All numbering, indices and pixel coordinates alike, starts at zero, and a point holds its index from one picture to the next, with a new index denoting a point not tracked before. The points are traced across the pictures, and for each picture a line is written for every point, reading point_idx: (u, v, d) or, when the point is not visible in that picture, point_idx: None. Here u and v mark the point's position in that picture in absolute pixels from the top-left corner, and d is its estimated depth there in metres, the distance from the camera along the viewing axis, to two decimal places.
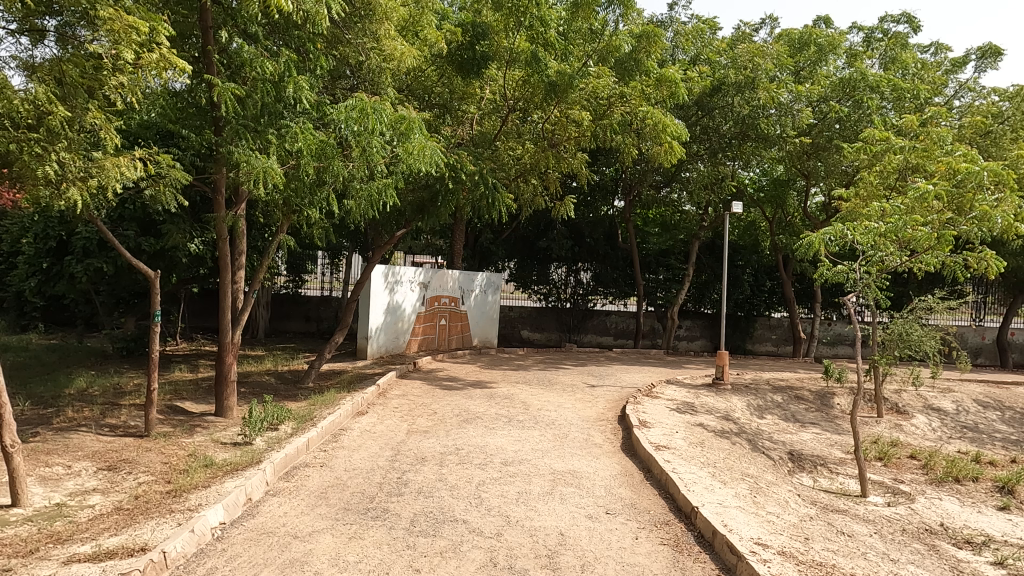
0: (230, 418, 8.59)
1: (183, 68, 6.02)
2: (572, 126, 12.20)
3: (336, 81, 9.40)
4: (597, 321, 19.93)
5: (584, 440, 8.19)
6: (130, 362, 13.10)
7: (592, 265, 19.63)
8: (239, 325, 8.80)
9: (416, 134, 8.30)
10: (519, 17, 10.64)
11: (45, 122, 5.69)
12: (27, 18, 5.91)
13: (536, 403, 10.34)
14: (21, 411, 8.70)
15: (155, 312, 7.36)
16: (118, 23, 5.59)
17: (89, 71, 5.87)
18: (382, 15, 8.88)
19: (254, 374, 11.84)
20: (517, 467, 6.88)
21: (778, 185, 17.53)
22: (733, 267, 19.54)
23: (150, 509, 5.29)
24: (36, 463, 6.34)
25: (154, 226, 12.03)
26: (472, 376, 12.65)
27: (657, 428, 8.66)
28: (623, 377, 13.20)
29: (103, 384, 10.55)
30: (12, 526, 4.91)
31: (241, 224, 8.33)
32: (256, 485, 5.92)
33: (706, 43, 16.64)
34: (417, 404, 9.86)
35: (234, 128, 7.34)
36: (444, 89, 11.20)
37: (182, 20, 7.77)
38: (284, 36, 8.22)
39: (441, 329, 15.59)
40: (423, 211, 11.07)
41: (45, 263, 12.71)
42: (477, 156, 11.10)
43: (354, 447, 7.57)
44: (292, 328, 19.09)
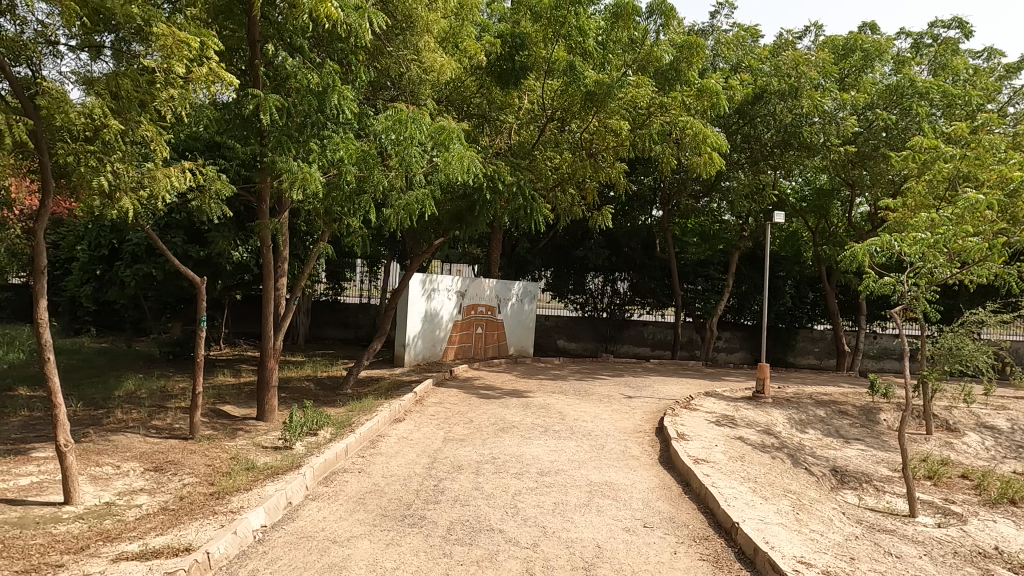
0: (270, 422, 8.76)
1: (229, 81, 6.23)
2: (610, 136, 12.33)
3: (378, 92, 9.47)
4: (634, 330, 19.86)
5: (621, 452, 8.11)
6: (175, 366, 13.49)
7: (629, 275, 19.53)
8: (281, 331, 8.97)
9: (455, 143, 8.54)
10: (558, 27, 10.93)
11: (102, 135, 5.75)
12: (87, 34, 5.98)
13: (572, 413, 10.28)
14: (73, 411, 9.02)
15: (201, 317, 7.55)
16: (171, 39, 5.79)
17: (143, 85, 5.98)
18: (424, 27, 9.00)
19: (294, 379, 12.06)
20: (553, 478, 6.84)
21: (822, 194, 17.20)
22: (775, 278, 19.10)
23: (193, 510, 5.42)
24: (87, 462, 6.56)
25: (200, 235, 12.39)
26: (509, 385, 12.64)
27: (696, 441, 8.51)
28: (661, 389, 13.03)
29: (150, 387, 10.87)
30: (64, 524, 5.07)
31: (284, 231, 8.52)
32: (297, 489, 6.02)
33: (748, 51, 16.33)
34: (454, 413, 9.90)
35: (277, 138, 7.55)
36: (483, 100, 11.35)
37: (231, 35, 8.07)
38: (328, 49, 8.41)
39: (478, 337, 15.64)
40: (460, 220, 11.19)
41: (97, 270, 13.21)
42: (516, 167, 11.10)
43: (391, 453, 7.65)
44: (330, 335, 19.43)
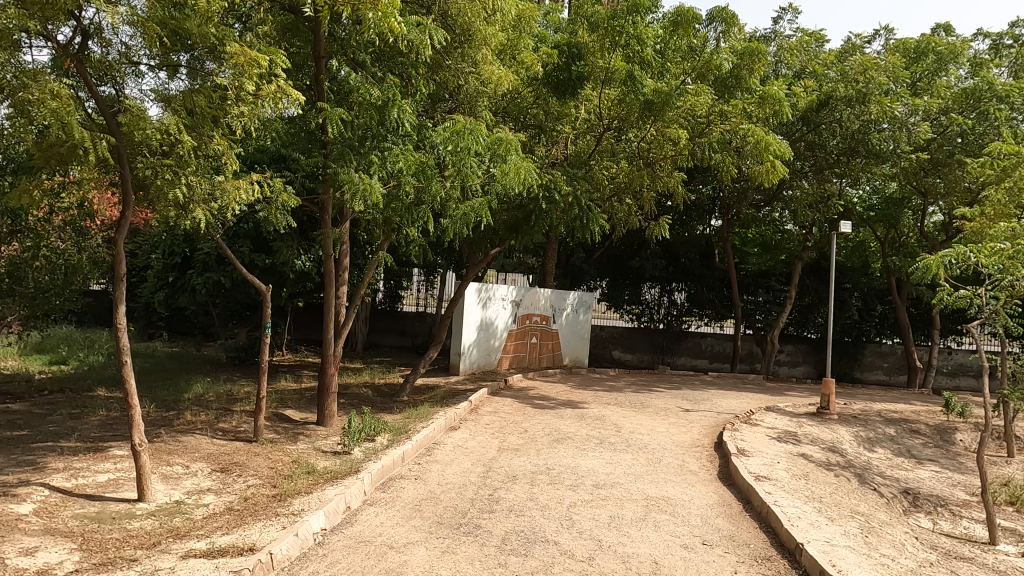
0: (330, 427, 8.96)
1: (296, 97, 6.48)
2: (668, 145, 12.04)
3: (436, 105, 9.69)
4: (691, 342, 19.45)
5: (679, 466, 7.95)
6: (240, 371, 14.00)
7: (687, 285, 19.22)
8: (341, 338, 9.20)
9: (513, 154, 8.63)
10: (615, 36, 10.85)
11: (177, 149, 5.99)
12: (166, 55, 6.24)
13: (628, 425, 10.14)
14: (147, 412, 9.45)
15: (266, 324, 7.79)
16: (242, 57, 6.06)
17: (215, 101, 6.24)
18: (482, 40, 9.08)
19: (353, 386, 12.30)
20: (608, 491, 6.76)
21: (891, 203, 16.51)
22: (840, 290, 18.47)
23: (257, 512, 5.59)
24: (159, 462, 6.86)
25: (265, 244, 12.84)
26: (563, 396, 12.57)
27: (757, 457, 8.26)
28: (719, 402, 12.72)
29: (218, 391, 11.30)
30: (138, 520, 5.31)
31: (345, 241, 8.74)
32: (355, 494, 6.14)
33: (812, 56, 15.91)
34: (509, 422, 9.91)
35: (340, 150, 7.75)
36: (540, 111, 11.24)
37: (297, 52, 8.32)
38: (390, 64, 8.68)
39: (532, 347, 15.65)
40: (516, 231, 11.19)
41: (170, 277, 13.85)
42: (573, 177, 11.12)
43: (447, 461, 7.71)
44: (387, 342, 19.78)
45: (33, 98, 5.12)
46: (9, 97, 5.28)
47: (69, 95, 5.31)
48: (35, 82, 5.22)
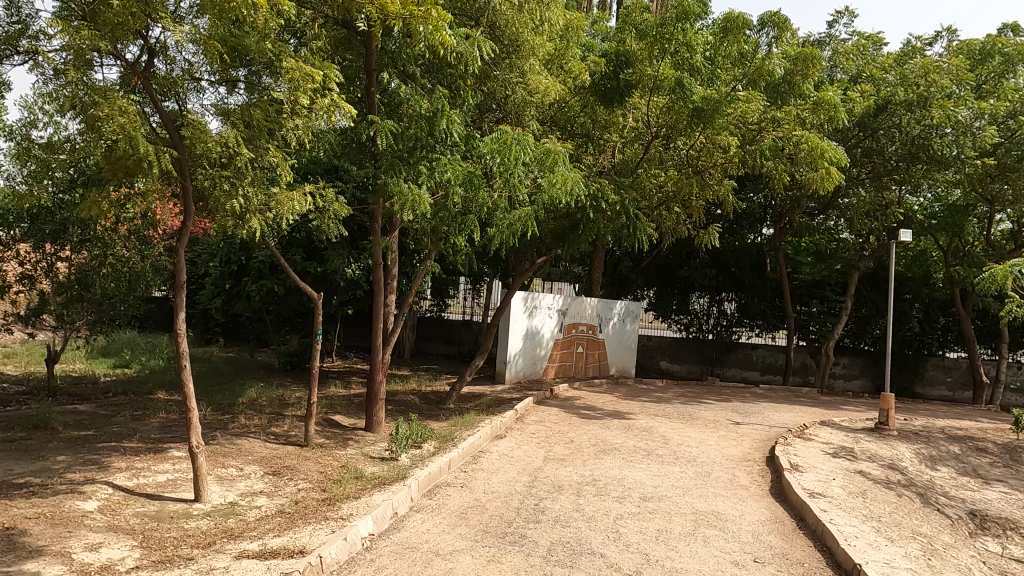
0: (378, 433, 9.10)
1: (348, 109, 6.66)
2: (719, 153, 11.79)
3: (483, 115, 9.67)
4: (741, 353, 19.01)
5: (729, 481, 7.76)
6: (292, 376, 14.36)
7: (737, 295, 18.86)
8: (390, 345, 9.34)
9: (560, 166, 8.64)
10: (665, 44, 10.73)
11: (235, 161, 6.19)
12: (226, 70, 6.43)
13: (676, 437, 9.98)
14: (204, 415, 9.78)
15: (318, 331, 7.98)
16: (298, 72, 6.26)
17: (272, 115, 6.41)
18: (529, 50, 9.14)
19: (400, 393, 12.46)
20: (656, 504, 6.64)
21: (955, 211, 15.84)
22: (899, 301, 17.81)
23: (308, 515, 5.71)
24: (215, 463, 7.08)
25: (317, 252, 13.15)
26: (610, 406, 12.44)
27: (811, 473, 8.01)
28: (772, 416, 12.37)
29: (270, 395, 11.61)
30: (195, 520, 5.49)
31: (394, 250, 8.89)
32: (402, 500, 6.21)
33: (869, 60, 15.48)
34: (555, 432, 9.87)
35: (390, 161, 7.91)
36: (587, 119, 11.52)
37: (349, 65, 8.47)
38: (439, 75, 8.81)
39: (579, 356, 15.57)
40: (562, 239, 11.20)
41: (227, 284, 14.32)
42: (621, 186, 11.06)
43: (493, 470, 7.73)
44: (434, 350, 19.98)
45: (102, 114, 5.36)
46: (80, 112, 5.51)
47: (137, 111, 5.57)
48: (105, 98, 5.48)
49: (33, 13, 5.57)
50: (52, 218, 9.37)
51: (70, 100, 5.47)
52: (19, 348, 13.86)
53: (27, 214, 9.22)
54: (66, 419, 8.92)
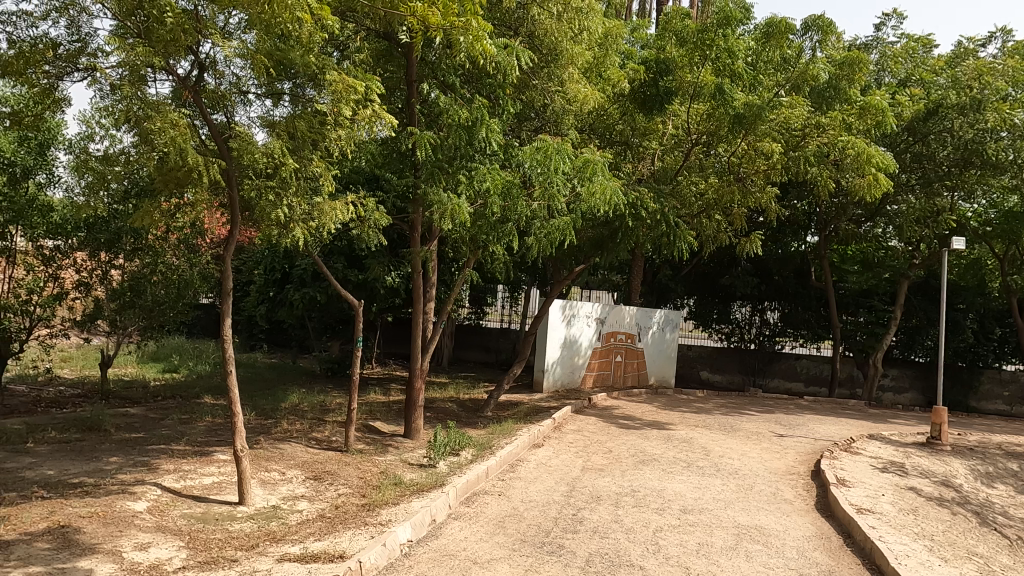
0: (416, 440, 9.18)
1: (389, 120, 6.76)
2: (761, 159, 11.57)
3: (522, 124, 9.68)
4: (785, 364, 18.52)
5: (772, 494, 7.58)
6: (333, 382, 14.60)
7: (780, 304, 18.52)
8: (428, 352, 9.41)
9: (599, 175, 8.62)
10: (706, 50, 10.75)
11: (280, 171, 6.33)
12: (272, 84, 6.58)
13: (717, 449, 9.80)
14: (248, 419, 10.01)
15: (358, 337, 8.10)
16: (341, 84, 6.46)
17: (315, 126, 6.54)
18: (568, 59, 9.15)
19: (439, 400, 12.54)
20: (697, 516, 6.53)
21: (1011, 217, 15.23)
22: (952, 310, 17.21)
23: (347, 520, 5.78)
24: (258, 467, 7.24)
25: (358, 260, 13.35)
26: (649, 416, 12.29)
27: (859, 488, 7.77)
28: (817, 429, 12.04)
29: (312, 401, 11.82)
30: (239, 522, 5.62)
31: (433, 258, 8.97)
32: (440, 507, 6.24)
33: (918, 63, 15.05)
34: (593, 441, 9.80)
35: (430, 170, 8.01)
36: (627, 127, 11.31)
37: (391, 77, 8.69)
38: (478, 85, 8.88)
39: (617, 365, 15.44)
40: (601, 247, 11.16)
41: (271, 292, 14.66)
42: (660, 194, 10.97)
43: (530, 478, 7.71)
44: (472, 358, 20.05)
45: (156, 127, 5.57)
46: (134, 126, 5.72)
47: (187, 124, 5.77)
48: (158, 112, 5.68)
49: (92, 32, 5.82)
50: (108, 226, 9.72)
51: (124, 114, 5.67)
52: (75, 353, 14.43)
53: (84, 223, 9.55)
54: (118, 422, 9.23)
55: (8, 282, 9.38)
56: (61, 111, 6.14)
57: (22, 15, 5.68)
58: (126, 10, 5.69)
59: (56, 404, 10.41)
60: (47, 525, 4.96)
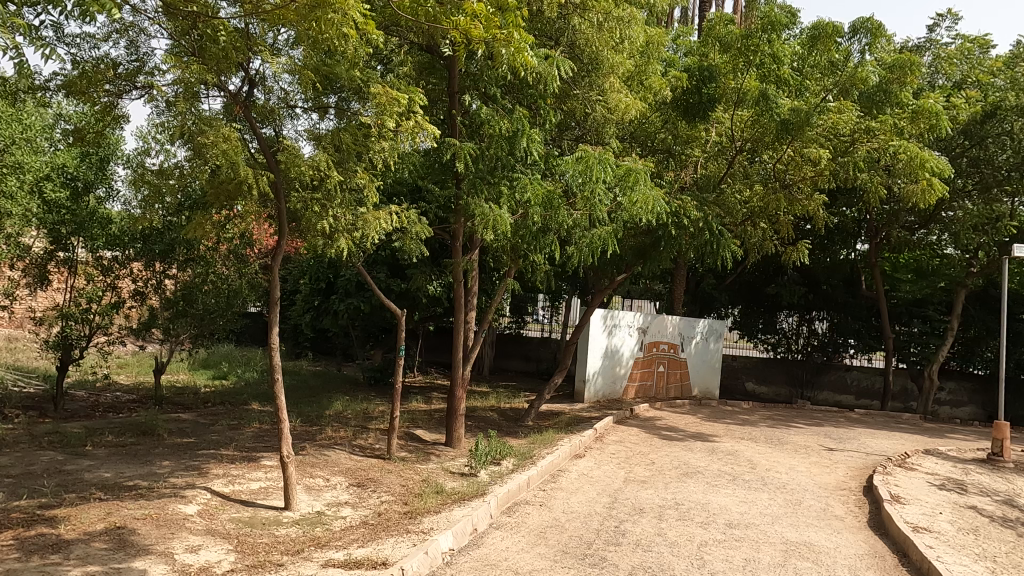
0: (458, 448, 9.21)
1: (431, 131, 6.89)
2: (808, 166, 11.44)
3: (563, 133, 9.74)
4: (835, 375, 17.98)
5: (822, 510, 7.36)
6: (376, 390, 14.80)
7: (829, 314, 17.99)
8: (469, 361, 9.45)
9: (641, 184, 8.56)
10: (749, 56, 10.70)
11: (325, 183, 6.47)
12: (319, 98, 6.73)
13: (764, 462, 9.56)
14: (294, 426, 10.21)
15: (399, 346, 8.16)
16: (384, 97, 6.56)
17: (360, 139, 6.65)
18: (609, 68, 9.13)
19: (480, 409, 12.57)
20: (743, 531, 6.38)
21: None
22: (1013, 321, 16.55)
23: (390, 527, 5.83)
24: (304, 473, 7.37)
25: (400, 270, 13.52)
26: (692, 428, 12.08)
27: (915, 506, 7.47)
28: (869, 443, 11.65)
29: (355, 409, 11.99)
30: (284, 527, 5.72)
31: (475, 268, 9.03)
32: (482, 516, 6.24)
33: (975, 64, 14.55)
34: (635, 452, 9.69)
35: (472, 181, 8.10)
36: (668, 135, 11.09)
37: (433, 88, 8.75)
38: (519, 95, 8.95)
39: (659, 376, 15.24)
40: (644, 256, 10.97)
41: (316, 301, 14.95)
42: (703, 203, 10.85)
43: (572, 489, 7.65)
44: (513, 367, 20.08)
45: (208, 141, 5.77)
46: (188, 140, 5.93)
47: (237, 138, 5.96)
48: (211, 126, 5.88)
49: (150, 51, 6.07)
50: (163, 237, 10.07)
51: (179, 129, 5.89)
52: (131, 359, 14.96)
53: (140, 234, 9.91)
54: (170, 426, 9.53)
55: (70, 291, 9.86)
56: (120, 128, 6.39)
57: (86, 37, 5.96)
58: (182, 29, 5.90)
59: (113, 408, 10.80)
60: (104, 525, 5.14)
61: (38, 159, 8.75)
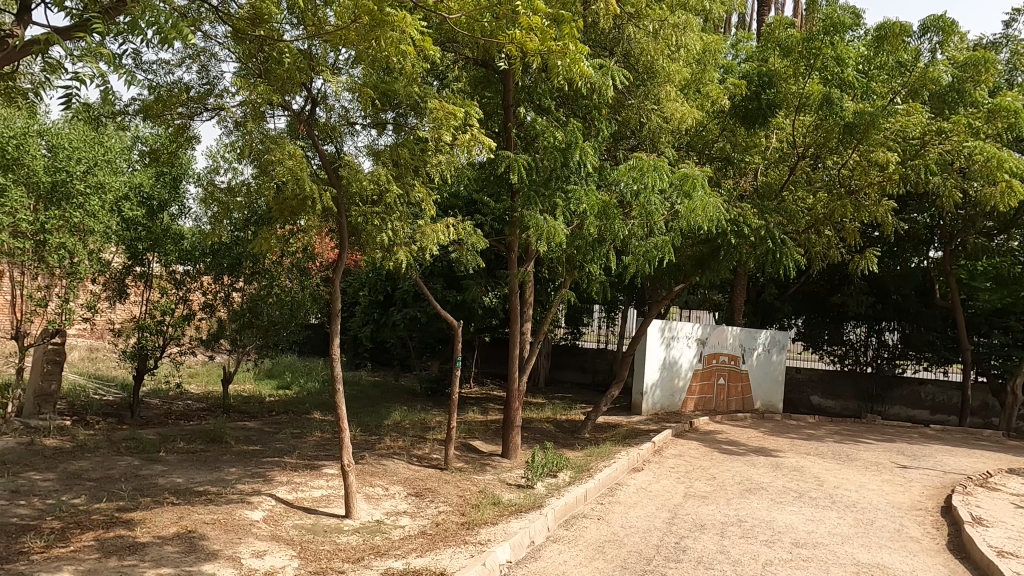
0: (514, 460, 9.20)
1: (487, 144, 6.90)
2: (875, 170, 10.88)
3: (618, 143, 9.66)
4: (908, 389, 17.20)
5: (896, 531, 7.01)
6: (433, 400, 14.98)
7: (901, 325, 17.21)
8: (525, 373, 9.44)
9: (699, 191, 8.41)
10: (811, 59, 10.41)
11: (385, 197, 6.59)
12: (377, 114, 6.88)
13: (832, 479, 9.19)
14: (354, 435, 10.42)
15: (456, 357, 8.19)
16: (440, 111, 6.65)
17: (417, 153, 6.78)
18: (665, 76, 9.04)
19: (536, 420, 12.54)
20: (810, 551, 6.13)
21: None
22: None
23: (448, 538, 5.87)
24: (363, 482, 7.50)
25: (456, 281, 13.68)
26: (755, 442, 11.73)
27: (999, 529, 7.02)
28: (946, 460, 11.05)
29: (413, 419, 12.15)
30: (345, 535, 5.84)
31: (530, 280, 9.05)
32: (539, 529, 6.21)
33: None
34: (696, 467, 9.47)
35: (527, 194, 8.14)
36: (727, 142, 10.93)
37: (489, 102, 8.85)
38: (573, 106, 8.97)
39: (720, 389, 14.87)
40: (702, 266, 10.76)
41: (375, 313, 15.28)
42: (763, 210, 10.59)
43: (631, 503, 7.53)
44: (569, 378, 19.96)
45: (275, 158, 5.96)
46: (256, 159, 6.17)
47: (302, 155, 6.11)
48: (277, 145, 6.06)
49: (219, 75, 6.34)
50: (231, 252, 10.50)
51: (248, 148, 6.15)
52: (201, 369, 15.62)
53: (209, 249, 10.35)
54: (238, 434, 9.88)
55: (146, 303, 10.38)
56: (192, 149, 6.72)
57: (161, 63, 6.30)
58: (248, 52, 6.15)
59: (184, 416, 11.26)
60: (177, 529, 5.36)
61: (117, 179, 9.27)
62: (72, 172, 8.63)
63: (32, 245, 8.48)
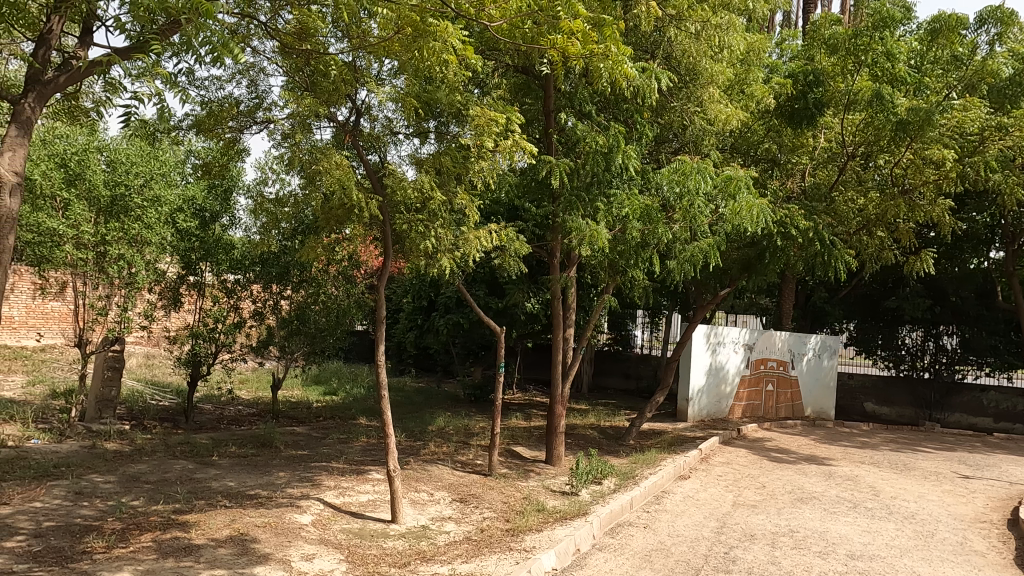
0: (558, 467, 9.15)
1: (529, 149, 6.93)
2: (930, 169, 10.51)
3: (660, 147, 9.57)
4: (968, 396, 16.32)
5: (959, 544, 6.71)
6: (476, 406, 15.05)
7: (960, 329, 16.51)
8: (569, 379, 9.39)
9: (744, 193, 8.22)
10: (860, 56, 10.05)
11: (429, 205, 6.64)
12: (420, 123, 6.97)
13: (888, 489, 8.87)
14: (399, 441, 10.54)
15: (500, 363, 8.16)
16: (483, 118, 6.68)
17: (460, 160, 6.82)
18: (709, 78, 8.91)
19: (580, 427, 12.46)
20: (867, 564, 5.93)
21: None
22: None
23: (493, 544, 5.87)
24: (409, 487, 7.57)
25: (499, 286, 13.74)
26: (807, 450, 11.40)
27: None
28: (1012, 471, 10.53)
29: (457, 425, 12.21)
30: (391, 540, 5.89)
31: (573, 285, 9.01)
32: (584, 536, 6.16)
33: None
34: (744, 475, 9.26)
35: (568, 200, 8.11)
36: (774, 143, 10.66)
37: (530, 108, 8.78)
38: (614, 111, 8.93)
39: (767, 395, 14.54)
40: (749, 269, 10.51)
41: (419, 319, 15.47)
42: (811, 211, 10.31)
43: (678, 512, 7.41)
44: (613, 384, 19.77)
45: (322, 168, 6.07)
46: (303, 169, 6.29)
47: (348, 164, 6.21)
48: (323, 155, 6.17)
49: (267, 89, 6.53)
50: (279, 261, 10.79)
51: (295, 158, 6.29)
52: (251, 375, 16.01)
53: (259, 258, 10.65)
54: (286, 439, 10.10)
55: (198, 311, 10.69)
56: (242, 160, 6.92)
57: (212, 79, 6.51)
58: (296, 66, 6.33)
59: (235, 421, 11.56)
60: (229, 532, 5.50)
61: (172, 193, 9.60)
62: (131, 186, 8.99)
63: (93, 256, 8.87)
